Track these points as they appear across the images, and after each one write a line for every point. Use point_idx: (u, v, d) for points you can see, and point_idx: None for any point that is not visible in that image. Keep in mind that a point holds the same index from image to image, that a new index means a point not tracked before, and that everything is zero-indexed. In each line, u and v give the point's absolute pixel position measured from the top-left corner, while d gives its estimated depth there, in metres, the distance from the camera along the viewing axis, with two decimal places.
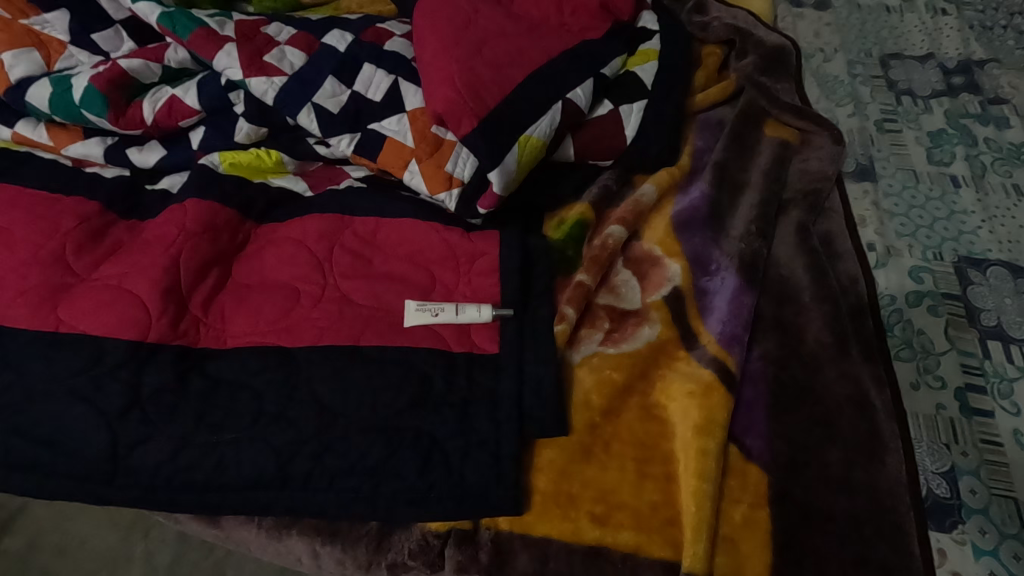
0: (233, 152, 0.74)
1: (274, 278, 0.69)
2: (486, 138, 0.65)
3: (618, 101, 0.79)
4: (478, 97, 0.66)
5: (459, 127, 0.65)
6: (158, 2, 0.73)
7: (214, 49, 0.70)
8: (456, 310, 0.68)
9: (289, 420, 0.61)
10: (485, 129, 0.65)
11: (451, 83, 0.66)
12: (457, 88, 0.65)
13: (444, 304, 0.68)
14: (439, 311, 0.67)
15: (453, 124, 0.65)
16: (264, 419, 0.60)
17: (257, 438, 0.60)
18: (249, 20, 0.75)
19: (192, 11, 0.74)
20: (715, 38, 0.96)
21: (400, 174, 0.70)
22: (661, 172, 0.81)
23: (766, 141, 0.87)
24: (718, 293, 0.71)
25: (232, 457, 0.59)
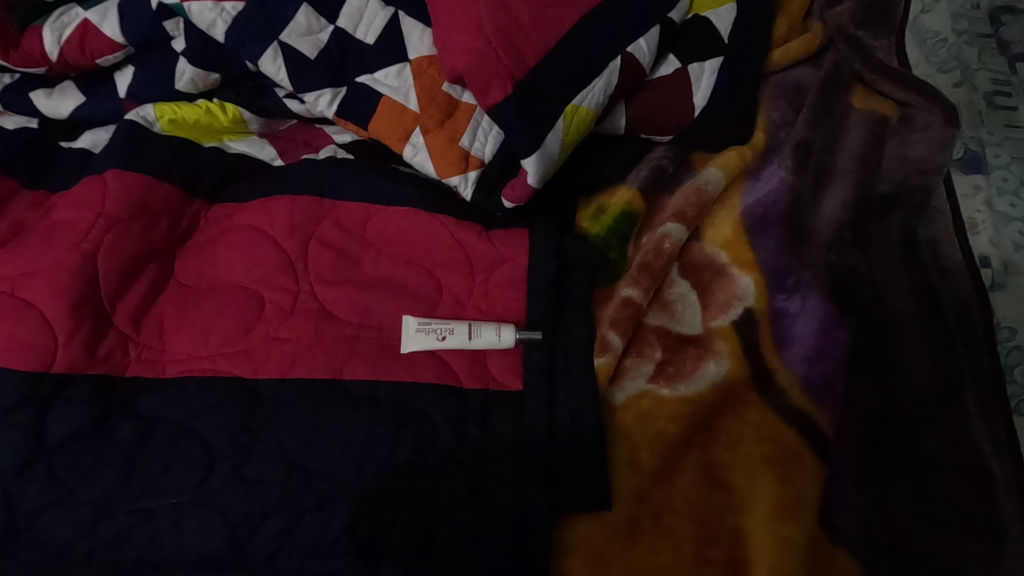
0: (175, 105, 0.56)
1: (232, 281, 0.52)
2: (521, 110, 0.47)
3: (688, 57, 0.60)
4: (513, 48, 0.47)
5: (486, 91, 0.47)
6: None
7: None
8: (472, 334, 0.52)
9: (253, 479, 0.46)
10: (520, 97, 0.47)
11: (477, 29, 0.47)
12: (486, 36, 0.47)
13: (453, 325, 0.52)
14: (449, 333, 0.52)
15: (479, 90, 0.48)
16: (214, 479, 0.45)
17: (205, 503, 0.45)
18: None
19: None
20: None
21: (400, 148, 0.52)
22: (729, 153, 0.64)
23: (857, 113, 0.70)
24: (800, 320, 0.56)
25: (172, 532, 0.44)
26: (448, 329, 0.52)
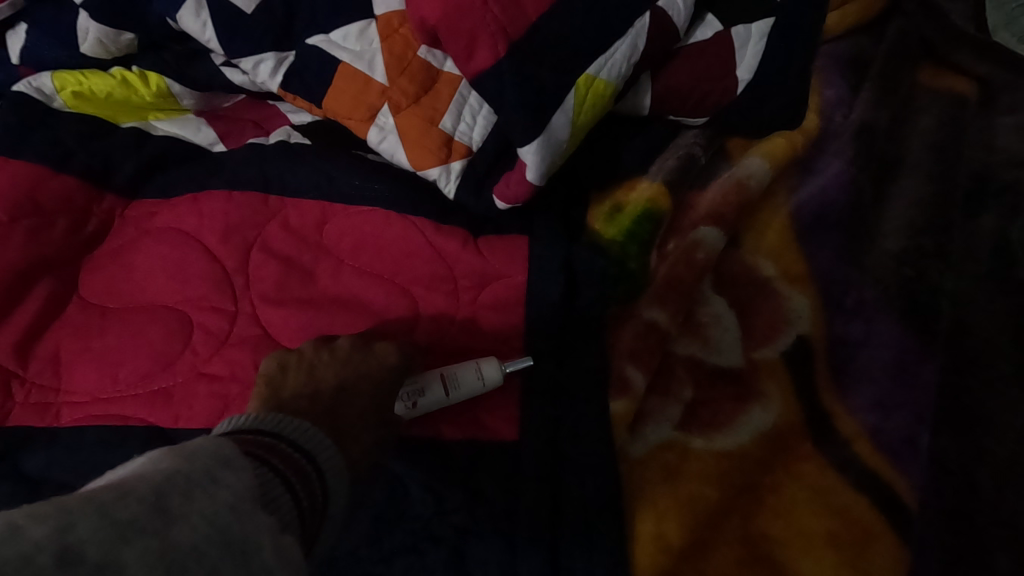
0: (83, 75, 0.44)
1: (147, 299, 0.41)
2: (519, 89, 0.35)
3: (730, 19, 0.48)
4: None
5: (469, 56, 0.36)
6: None
7: None
8: (452, 387, 0.39)
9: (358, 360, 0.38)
10: (516, 69, 0.35)
11: None
12: None
13: (422, 382, 0.39)
14: (418, 396, 0.39)
15: (460, 57, 0.36)
16: (380, 376, 0.37)
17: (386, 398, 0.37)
18: None
19: None
20: None
21: (364, 131, 0.41)
22: (775, 140, 0.52)
23: (927, 94, 0.57)
24: (865, 350, 0.45)
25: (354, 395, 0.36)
26: (415, 390, 0.39)
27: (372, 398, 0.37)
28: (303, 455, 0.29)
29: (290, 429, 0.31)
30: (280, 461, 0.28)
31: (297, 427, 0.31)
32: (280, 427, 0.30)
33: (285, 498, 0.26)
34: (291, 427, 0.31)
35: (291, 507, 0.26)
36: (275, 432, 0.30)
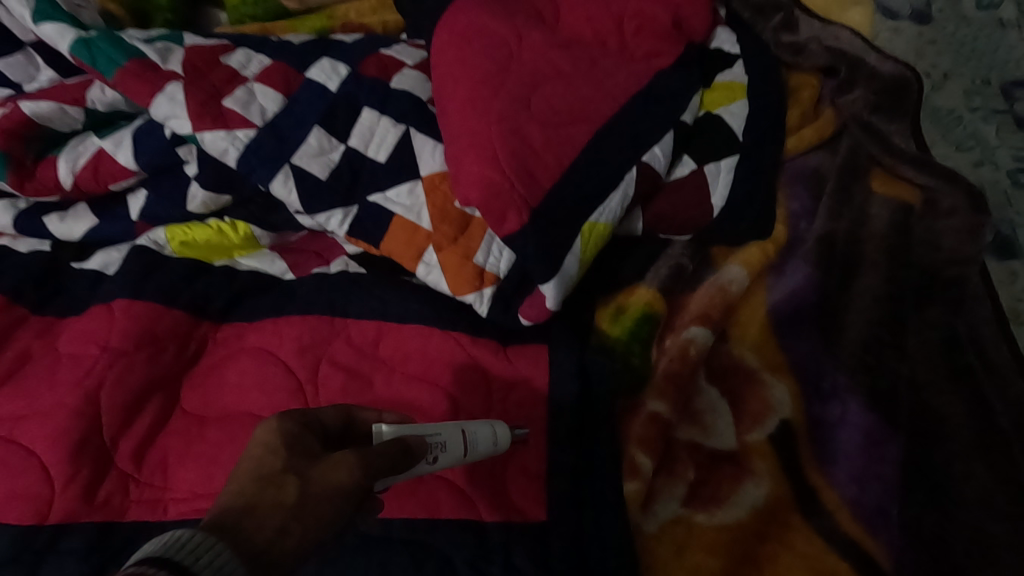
0: (186, 226, 0.55)
1: (236, 407, 0.50)
2: (539, 239, 0.45)
3: (702, 158, 0.61)
4: (527, 170, 0.46)
5: (502, 220, 0.45)
6: (71, 21, 0.51)
7: (151, 92, 0.49)
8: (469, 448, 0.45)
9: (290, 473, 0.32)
10: (537, 226, 0.45)
11: (494, 161, 0.45)
12: (502, 168, 0.45)
13: (446, 438, 0.43)
14: (442, 450, 0.43)
15: (494, 221, 0.45)
16: (250, 463, 0.32)
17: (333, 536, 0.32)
18: (204, 46, 0.53)
19: (120, 33, 0.51)
20: (811, 66, 0.73)
21: (413, 267, 0.51)
22: (751, 248, 0.61)
23: (878, 202, 0.67)
24: (842, 430, 0.52)
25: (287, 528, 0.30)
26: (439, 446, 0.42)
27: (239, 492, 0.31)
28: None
29: (191, 546, 0.26)
30: None
31: (200, 542, 0.27)
32: (179, 550, 0.26)
33: None
34: (188, 545, 0.26)
35: None
36: (172, 563, 0.25)
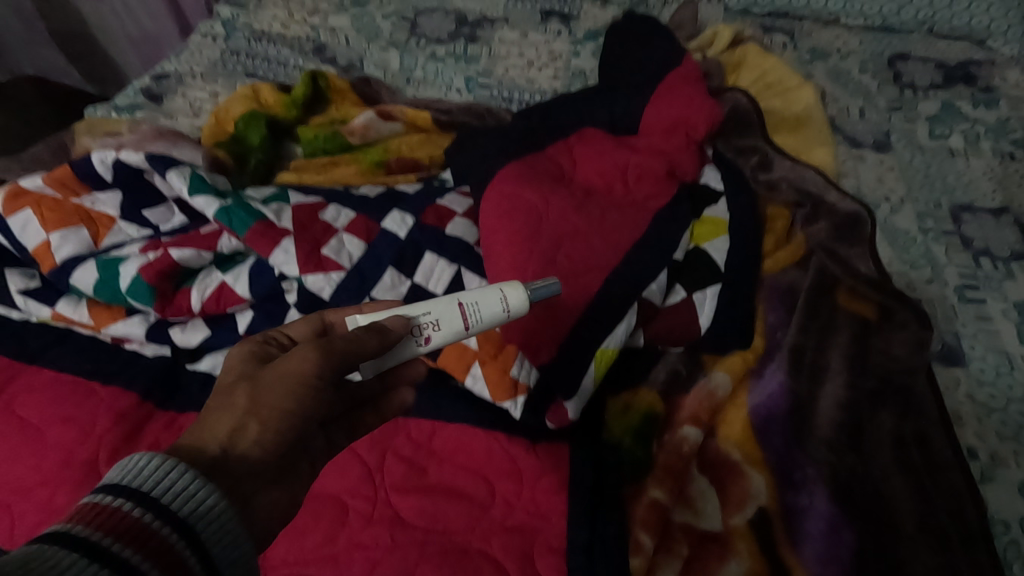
0: None
1: (321, 489, 0.63)
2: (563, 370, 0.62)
3: (691, 287, 0.76)
4: (556, 313, 0.64)
5: (535, 353, 0.63)
6: (215, 194, 0.69)
7: (270, 246, 0.66)
8: (472, 314, 0.56)
9: (263, 373, 0.49)
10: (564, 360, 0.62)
11: (529, 311, 0.62)
12: (535, 315, 0.62)
13: (440, 320, 0.55)
14: (436, 325, 0.55)
15: (530, 354, 0.62)
16: (233, 370, 0.52)
17: (299, 412, 0.49)
18: (307, 205, 0.71)
19: (246, 200, 0.70)
20: (783, 200, 0.89)
21: (462, 378, 0.64)
22: (733, 358, 0.75)
23: (843, 317, 0.80)
24: (809, 517, 0.64)
25: (246, 418, 0.47)
26: (433, 323, 0.55)
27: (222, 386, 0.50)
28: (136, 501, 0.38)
29: (144, 470, 0.40)
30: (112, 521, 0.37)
31: (153, 465, 0.41)
32: (133, 475, 0.40)
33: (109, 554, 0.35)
34: (142, 471, 0.40)
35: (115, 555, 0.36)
36: (126, 485, 0.39)
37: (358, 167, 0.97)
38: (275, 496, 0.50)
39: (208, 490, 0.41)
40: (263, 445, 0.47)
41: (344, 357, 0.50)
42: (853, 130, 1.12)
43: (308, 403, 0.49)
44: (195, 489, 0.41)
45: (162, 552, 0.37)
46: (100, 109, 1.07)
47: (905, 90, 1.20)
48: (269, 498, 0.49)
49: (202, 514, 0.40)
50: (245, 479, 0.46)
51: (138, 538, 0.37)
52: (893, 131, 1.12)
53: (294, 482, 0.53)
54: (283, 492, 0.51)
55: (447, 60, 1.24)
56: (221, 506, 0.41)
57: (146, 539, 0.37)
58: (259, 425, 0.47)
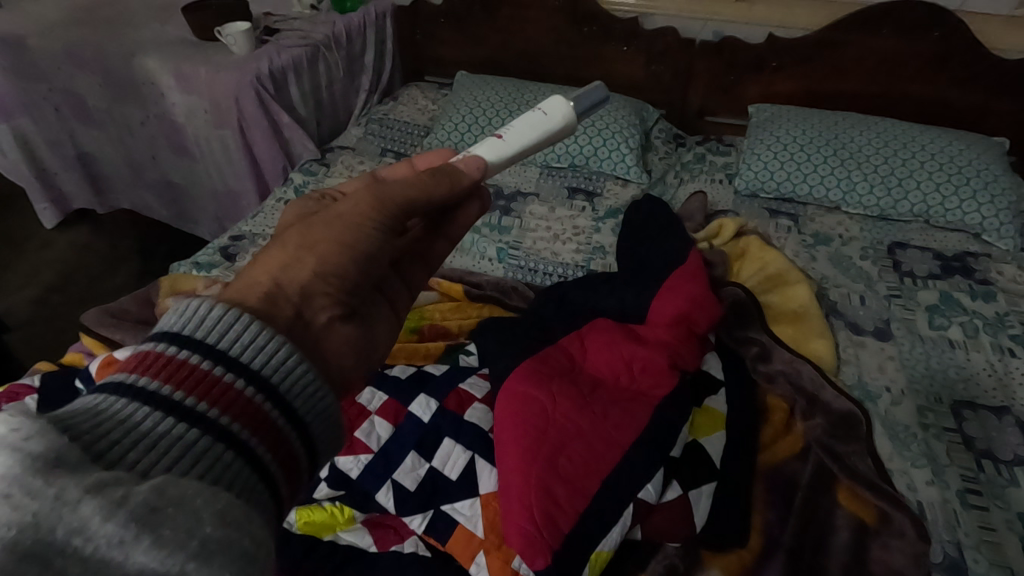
0: (310, 508, 0.77)
1: None
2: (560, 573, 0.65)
3: (687, 484, 0.80)
4: (548, 529, 0.66)
5: (532, 559, 0.64)
6: None
7: None
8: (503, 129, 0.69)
9: (310, 223, 0.57)
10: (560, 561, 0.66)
11: (529, 513, 0.66)
12: (535, 518, 0.66)
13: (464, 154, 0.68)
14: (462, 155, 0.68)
15: (526, 558, 0.65)
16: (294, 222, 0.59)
17: (354, 248, 0.56)
18: None
19: None
20: (781, 392, 0.96)
21: (467, 564, 0.70)
22: (730, 557, 0.78)
23: (842, 519, 0.82)
24: None
25: (300, 253, 0.54)
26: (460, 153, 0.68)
27: (285, 233, 0.56)
28: (200, 352, 0.39)
29: (206, 319, 0.40)
30: (176, 372, 0.37)
31: (214, 314, 0.41)
32: (195, 324, 0.40)
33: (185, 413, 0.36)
34: (205, 322, 0.40)
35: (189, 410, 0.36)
36: (186, 333, 0.39)
37: None
38: (352, 332, 0.54)
39: (273, 341, 0.42)
40: (322, 278, 0.53)
41: (393, 199, 0.59)
42: (855, 316, 1.19)
43: (359, 242, 0.57)
44: (260, 341, 0.41)
45: (235, 405, 0.38)
46: (184, 265, 1.25)
47: (905, 278, 1.29)
48: (341, 339, 0.52)
49: (273, 363, 0.41)
50: (318, 298, 0.51)
51: (210, 392, 0.37)
52: (893, 318, 1.19)
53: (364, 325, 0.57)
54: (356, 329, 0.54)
55: (482, 229, 1.40)
56: (291, 355, 0.42)
57: (217, 393, 0.38)
58: (316, 256, 0.54)
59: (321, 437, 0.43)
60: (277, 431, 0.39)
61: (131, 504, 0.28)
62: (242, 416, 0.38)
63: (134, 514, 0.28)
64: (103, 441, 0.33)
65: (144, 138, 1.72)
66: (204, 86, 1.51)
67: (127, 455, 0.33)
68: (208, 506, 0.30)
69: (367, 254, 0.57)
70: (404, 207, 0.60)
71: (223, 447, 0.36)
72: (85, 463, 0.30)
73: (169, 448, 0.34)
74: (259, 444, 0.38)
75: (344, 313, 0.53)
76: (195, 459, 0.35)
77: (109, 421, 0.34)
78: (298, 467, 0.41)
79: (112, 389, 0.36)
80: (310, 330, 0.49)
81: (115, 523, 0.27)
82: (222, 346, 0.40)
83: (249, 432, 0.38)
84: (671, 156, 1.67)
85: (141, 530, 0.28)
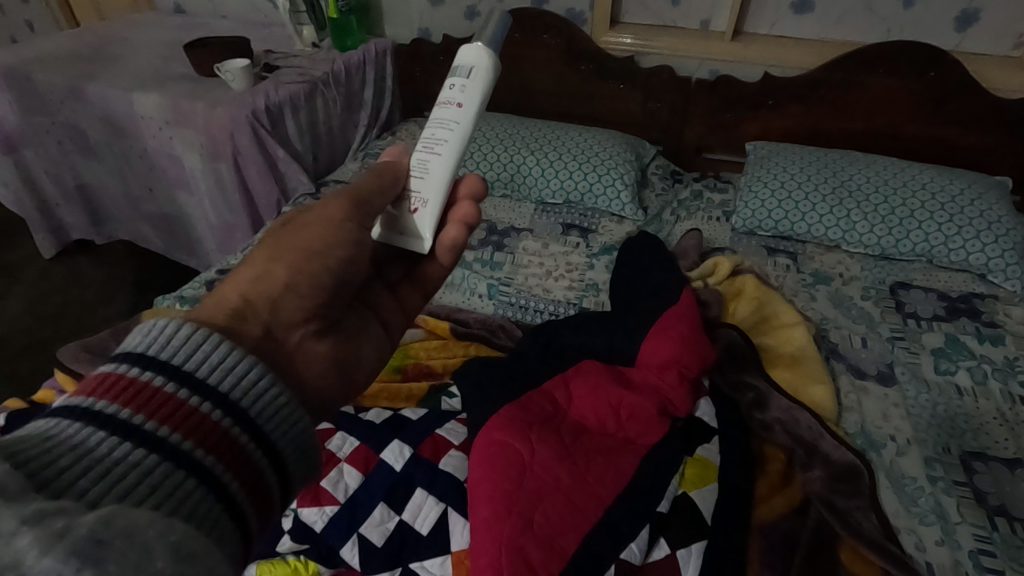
0: (272, 563, 0.71)
1: None
2: None
3: (675, 542, 0.74)
4: None
5: None
6: None
7: None
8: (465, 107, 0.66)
9: (286, 232, 0.59)
10: None
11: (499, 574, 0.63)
12: None
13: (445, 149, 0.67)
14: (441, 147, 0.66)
15: None
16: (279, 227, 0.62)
17: (323, 256, 0.58)
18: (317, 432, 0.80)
19: None
20: (778, 441, 0.91)
21: None
22: None
23: None
24: None
25: (270, 266, 0.56)
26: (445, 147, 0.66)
27: (267, 244, 0.59)
28: (165, 377, 0.39)
29: (173, 340, 0.41)
30: (138, 399, 0.37)
31: (182, 334, 0.41)
32: (161, 345, 0.40)
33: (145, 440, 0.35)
34: (170, 343, 0.41)
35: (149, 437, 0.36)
36: (150, 355, 0.39)
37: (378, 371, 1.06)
38: (327, 349, 0.58)
39: (242, 361, 0.43)
40: (291, 292, 0.55)
41: (359, 202, 0.60)
42: (856, 360, 1.14)
43: (329, 248, 0.58)
44: (230, 361, 0.42)
45: (198, 427, 0.38)
46: (168, 300, 1.23)
47: (908, 320, 1.24)
48: (314, 355, 0.57)
49: (240, 384, 0.42)
50: (287, 314, 0.54)
51: (172, 417, 0.37)
52: (897, 362, 1.14)
53: (343, 337, 0.62)
54: (333, 344, 0.59)
55: (473, 265, 1.38)
56: (261, 377, 0.43)
57: (181, 415, 0.38)
58: (285, 268, 0.56)
59: (291, 460, 0.43)
60: (244, 453, 0.39)
61: (72, 537, 0.27)
62: (206, 443, 0.38)
63: (75, 549, 0.26)
64: (52, 465, 0.32)
65: (143, 172, 1.74)
66: (201, 122, 1.52)
67: (76, 483, 0.32)
68: (161, 537, 0.29)
69: (338, 260, 0.59)
70: (370, 209, 0.61)
71: (183, 469, 0.36)
72: (25, 493, 0.29)
73: (125, 476, 0.33)
74: (223, 467, 0.38)
75: (316, 329, 0.58)
76: (152, 483, 0.34)
77: (59, 447, 0.33)
78: (266, 491, 0.40)
79: (66, 413, 0.35)
80: (281, 348, 0.53)
81: (52, 558, 0.25)
82: (191, 369, 0.40)
83: (213, 460, 0.37)
84: (667, 193, 1.66)
85: (82, 566, 0.26)
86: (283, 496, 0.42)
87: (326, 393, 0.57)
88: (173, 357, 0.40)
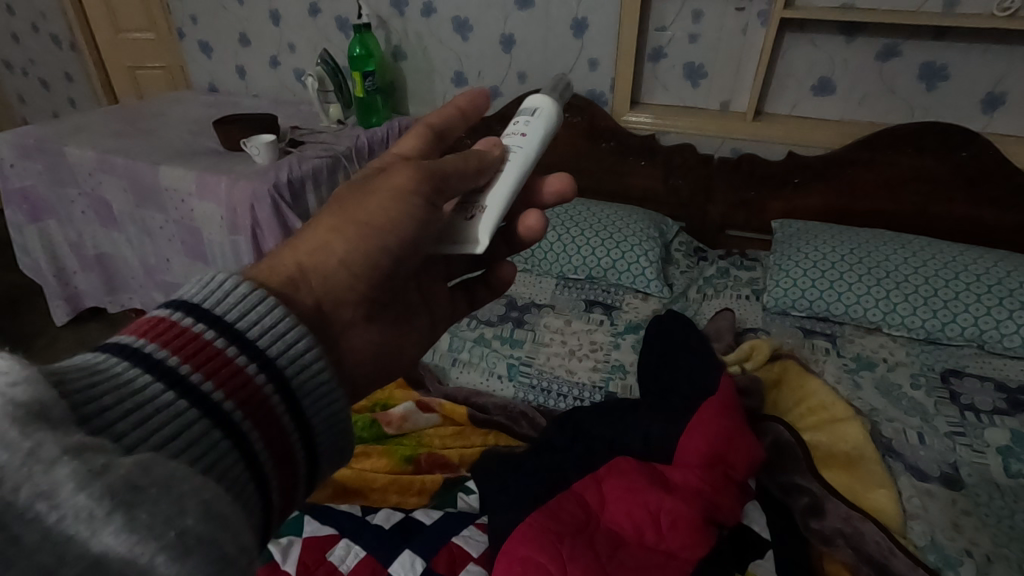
0: None
1: None
2: None
3: None
4: None
5: None
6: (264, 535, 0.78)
7: None
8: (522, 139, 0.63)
9: (359, 205, 0.54)
10: None
11: None
12: None
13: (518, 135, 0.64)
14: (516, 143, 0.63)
15: None
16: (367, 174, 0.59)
17: (387, 233, 0.53)
18: (323, 541, 0.75)
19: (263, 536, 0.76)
20: (844, 559, 0.79)
21: None
22: None
23: None
24: None
25: (330, 236, 0.52)
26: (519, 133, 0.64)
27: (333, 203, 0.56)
28: (216, 332, 0.38)
29: (227, 297, 0.41)
30: (190, 348, 0.36)
31: (237, 292, 0.41)
32: (216, 300, 0.40)
33: (187, 391, 0.35)
34: (225, 299, 0.41)
35: (192, 388, 0.35)
36: (205, 308, 0.39)
37: (388, 461, 0.97)
38: (373, 332, 0.56)
39: (292, 329, 0.42)
40: (347, 270, 0.52)
41: (433, 174, 0.56)
42: (915, 458, 1.03)
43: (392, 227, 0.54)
44: (280, 328, 0.41)
45: (242, 389, 0.37)
46: None
47: (966, 413, 1.14)
48: (360, 339, 0.54)
49: (286, 352, 0.41)
50: (343, 294, 0.51)
51: (219, 371, 0.37)
52: (962, 462, 1.03)
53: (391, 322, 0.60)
54: (379, 330, 0.57)
55: (493, 343, 1.32)
56: (306, 346, 0.42)
57: (226, 370, 0.37)
58: (345, 241, 0.52)
59: (321, 440, 0.42)
60: (279, 425, 0.39)
61: (110, 475, 0.26)
62: (245, 404, 0.37)
63: (112, 491, 0.25)
64: (96, 401, 0.31)
65: (161, 242, 1.73)
66: (222, 193, 1.52)
67: (117, 423, 0.31)
68: (195, 494, 0.28)
69: (401, 239, 0.54)
70: (445, 182, 0.57)
71: (220, 429, 0.35)
72: (67, 422, 0.27)
73: (163, 424, 0.33)
74: (257, 434, 0.37)
75: (368, 313, 0.55)
76: (189, 441, 0.33)
77: (105, 382, 0.32)
78: (293, 467, 0.40)
79: (117, 351, 0.35)
80: (331, 326, 0.51)
81: (88, 495, 0.24)
82: (242, 328, 0.39)
83: (250, 425, 0.37)
84: (693, 270, 1.61)
85: (115, 509, 0.25)
86: (308, 473, 0.42)
87: (362, 374, 0.56)
88: (225, 315, 0.40)
